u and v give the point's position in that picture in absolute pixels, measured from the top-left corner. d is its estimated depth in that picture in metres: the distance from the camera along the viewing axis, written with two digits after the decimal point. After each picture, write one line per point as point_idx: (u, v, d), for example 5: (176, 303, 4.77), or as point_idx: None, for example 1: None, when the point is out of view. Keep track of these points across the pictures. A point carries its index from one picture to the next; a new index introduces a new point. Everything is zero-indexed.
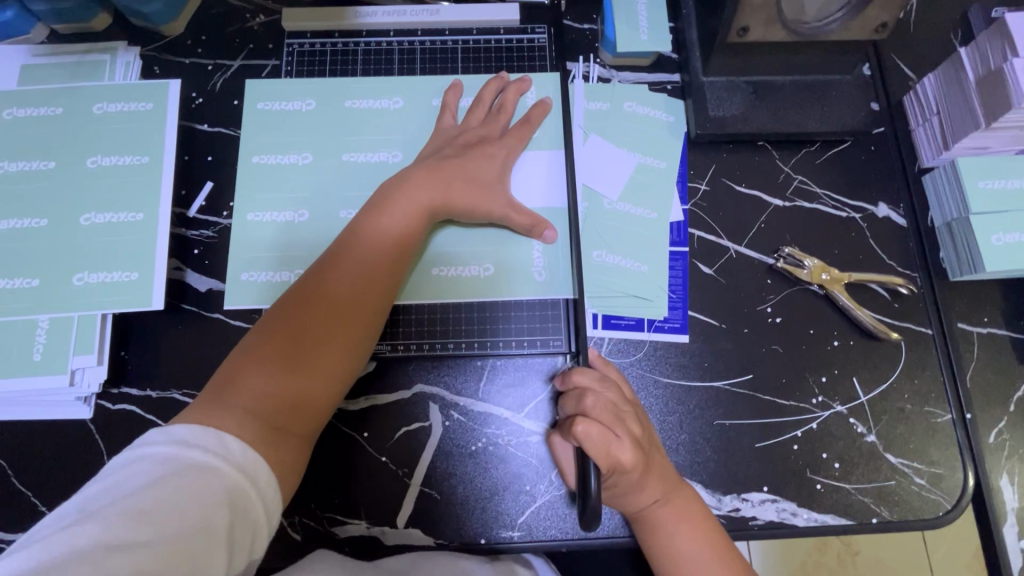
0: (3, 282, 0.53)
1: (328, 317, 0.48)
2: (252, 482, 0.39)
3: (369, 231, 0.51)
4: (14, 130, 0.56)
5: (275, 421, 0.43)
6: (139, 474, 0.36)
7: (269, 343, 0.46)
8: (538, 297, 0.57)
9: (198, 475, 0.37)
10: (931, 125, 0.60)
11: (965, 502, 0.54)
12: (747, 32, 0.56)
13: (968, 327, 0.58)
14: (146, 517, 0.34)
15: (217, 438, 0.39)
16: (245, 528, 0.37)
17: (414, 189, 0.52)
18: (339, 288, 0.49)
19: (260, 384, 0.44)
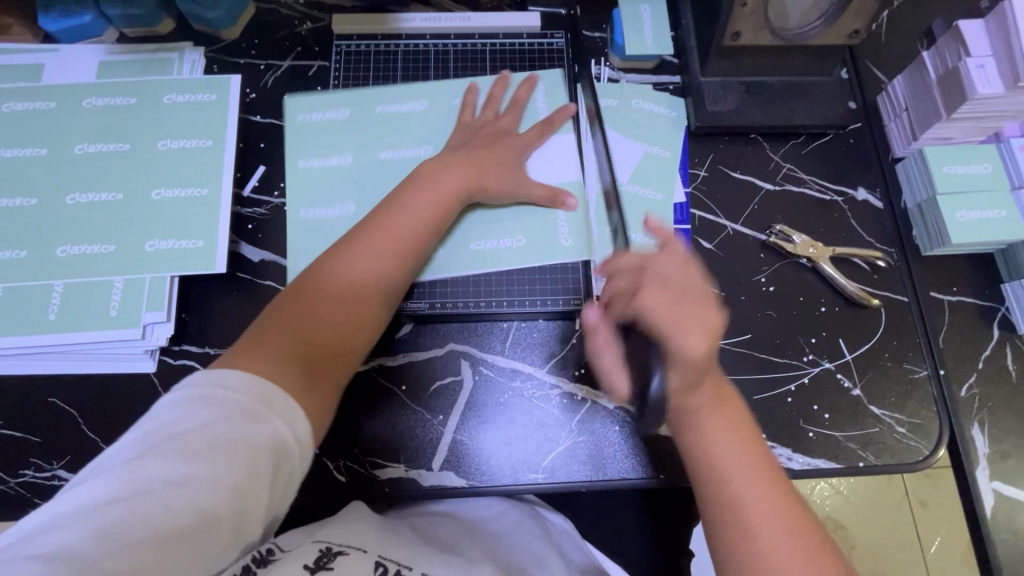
0: (82, 248, 0.59)
1: (358, 287, 0.54)
2: (291, 429, 0.43)
3: (394, 213, 0.57)
4: (94, 116, 0.64)
5: (311, 372, 0.48)
6: (190, 416, 0.40)
7: (304, 305, 0.51)
8: (556, 265, 0.64)
9: (243, 423, 0.41)
10: (901, 120, 0.69)
11: (941, 446, 0.60)
12: (739, 37, 0.64)
13: (940, 296, 0.65)
14: (198, 455, 0.39)
15: (260, 384, 0.44)
16: (285, 472, 0.42)
17: (449, 173, 0.60)
18: (370, 260, 0.54)
19: (297, 341, 0.49)
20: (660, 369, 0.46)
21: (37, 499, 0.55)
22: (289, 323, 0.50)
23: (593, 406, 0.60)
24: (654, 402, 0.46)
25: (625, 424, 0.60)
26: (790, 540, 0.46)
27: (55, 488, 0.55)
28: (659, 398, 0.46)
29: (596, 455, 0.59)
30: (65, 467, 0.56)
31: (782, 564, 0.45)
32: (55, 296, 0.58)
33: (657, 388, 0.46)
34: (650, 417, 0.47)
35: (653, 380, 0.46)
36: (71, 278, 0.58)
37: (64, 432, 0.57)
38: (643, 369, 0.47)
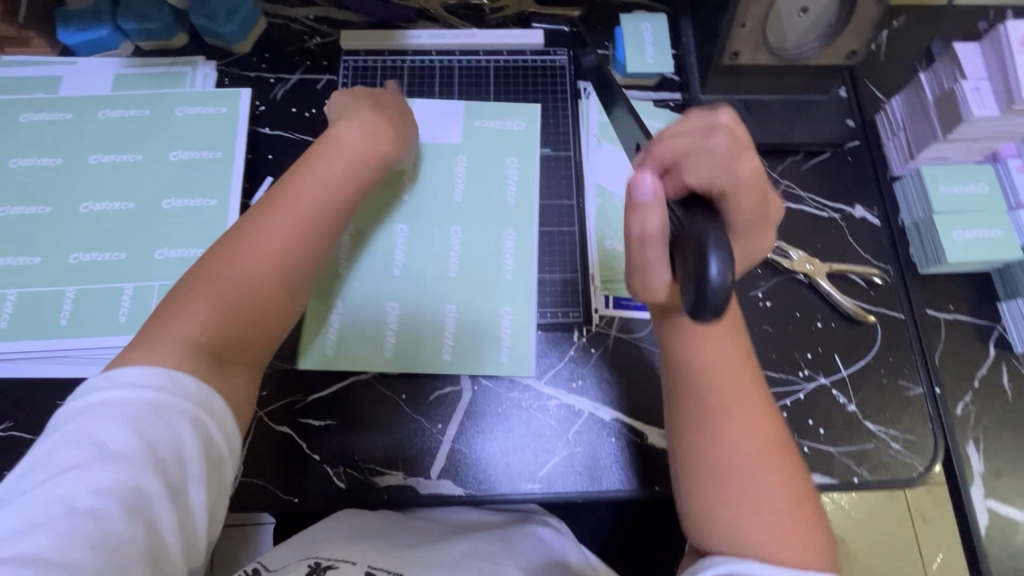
0: (94, 255, 0.61)
1: (269, 260, 0.50)
2: (213, 416, 0.42)
3: (304, 182, 0.54)
4: (108, 128, 0.66)
5: (219, 356, 0.46)
6: (98, 427, 0.39)
7: (212, 283, 0.48)
8: (506, 271, 0.65)
9: (160, 420, 0.40)
10: (898, 139, 0.70)
11: (936, 463, 0.60)
12: (738, 56, 0.66)
13: (936, 313, 0.66)
14: (120, 462, 0.38)
15: (164, 373, 0.41)
16: (217, 457, 0.42)
17: (359, 149, 0.57)
18: (279, 231, 0.51)
19: (203, 322, 0.46)
20: (720, 259, 0.34)
21: None
22: (194, 304, 0.47)
23: (590, 418, 0.61)
24: (711, 293, 0.33)
25: (621, 435, 0.61)
26: (769, 475, 0.46)
27: None
28: (722, 286, 0.33)
29: (591, 466, 0.60)
30: None
31: (761, 517, 0.44)
32: (67, 301, 0.59)
33: (716, 275, 0.33)
34: (704, 315, 0.34)
35: (710, 266, 0.34)
36: (82, 284, 0.60)
37: None
38: (696, 258, 0.35)
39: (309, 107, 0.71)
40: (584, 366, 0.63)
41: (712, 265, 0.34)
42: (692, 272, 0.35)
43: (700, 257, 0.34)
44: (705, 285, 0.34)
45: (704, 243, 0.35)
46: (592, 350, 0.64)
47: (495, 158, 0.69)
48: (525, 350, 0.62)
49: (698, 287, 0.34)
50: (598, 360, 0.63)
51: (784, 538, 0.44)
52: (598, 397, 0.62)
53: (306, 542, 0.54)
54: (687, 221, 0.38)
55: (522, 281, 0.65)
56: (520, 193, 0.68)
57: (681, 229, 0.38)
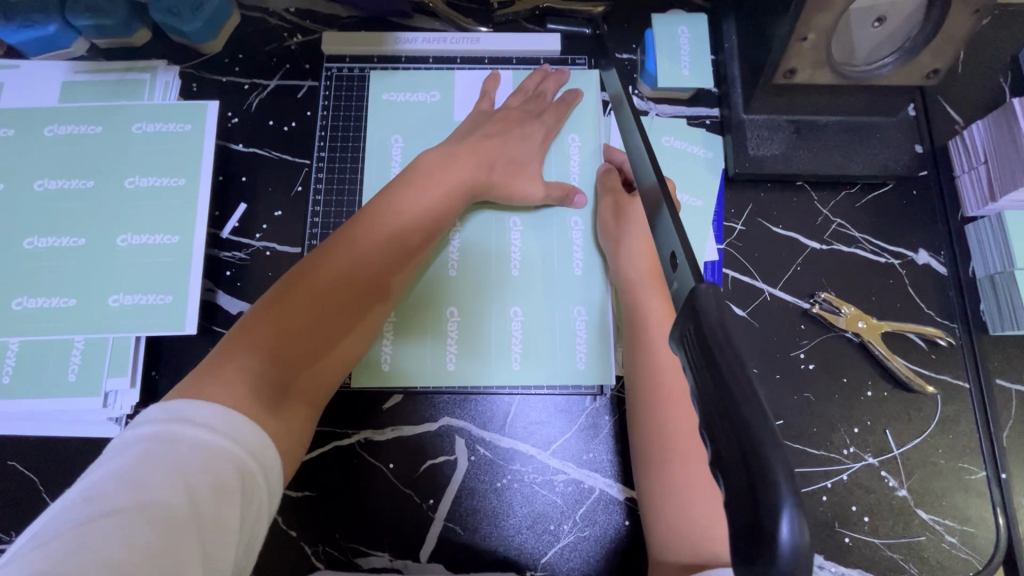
0: (40, 301, 0.53)
1: (348, 286, 0.47)
2: (259, 464, 0.37)
3: (394, 207, 0.51)
4: (56, 148, 0.57)
5: (277, 388, 0.42)
6: (138, 461, 0.34)
7: (286, 306, 0.45)
8: (576, 269, 0.58)
9: (207, 461, 0.34)
10: (977, 173, 0.59)
11: (997, 562, 0.53)
12: (795, 74, 0.54)
13: (1007, 383, 0.57)
14: (154, 508, 0.32)
15: (224, 417, 0.37)
16: (255, 513, 0.36)
17: (450, 169, 0.54)
18: (363, 255, 0.48)
19: (268, 351, 0.43)
20: (794, 519, 0.20)
21: None
22: (260, 332, 0.43)
23: (602, 497, 0.54)
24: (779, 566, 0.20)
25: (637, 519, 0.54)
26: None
27: None
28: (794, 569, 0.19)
29: (601, 551, 0.53)
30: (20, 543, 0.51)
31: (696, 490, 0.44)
32: (11, 354, 0.52)
33: (785, 539, 0.20)
34: None
35: (776, 523, 0.20)
36: (27, 335, 0.53)
37: (18, 504, 0.51)
38: (752, 494, 0.21)
39: (288, 120, 0.62)
40: (597, 437, 0.55)
41: (779, 520, 0.20)
42: (738, 511, 0.21)
43: (757, 499, 0.20)
44: (768, 549, 0.20)
45: (767, 472, 0.20)
46: (607, 418, 0.56)
47: (561, 140, 0.61)
48: (602, 360, 0.56)
49: (748, 546, 0.21)
50: (613, 431, 0.56)
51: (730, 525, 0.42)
52: (611, 473, 0.55)
53: None
54: (731, 405, 0.22)
55: (589, 288, 0.58)
56: (586, 181, 0.60)
57: (716, 405, 0.23)
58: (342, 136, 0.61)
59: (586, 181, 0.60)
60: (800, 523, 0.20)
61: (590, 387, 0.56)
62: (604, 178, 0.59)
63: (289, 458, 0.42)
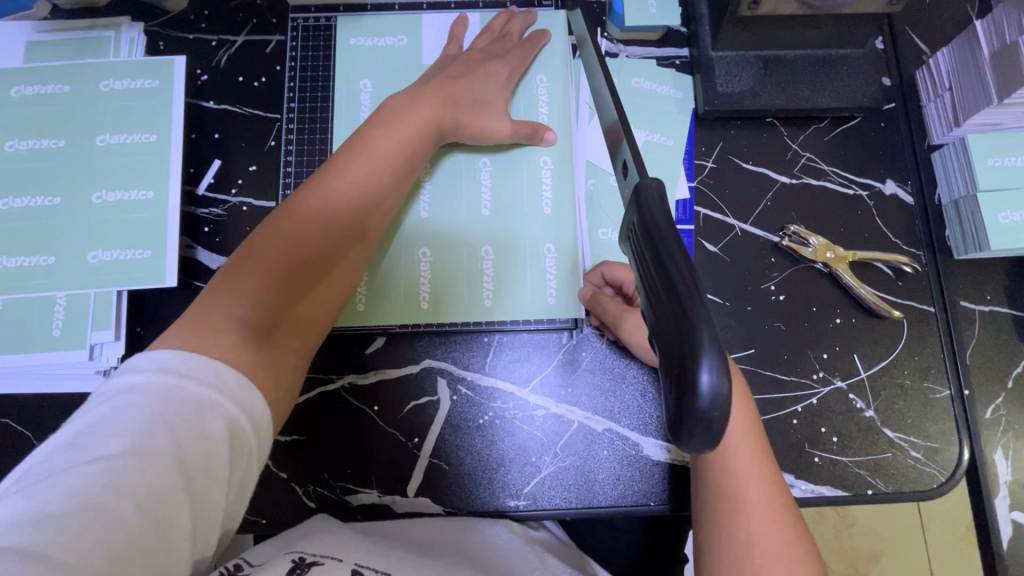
0: (20, 260, 0.54)
1: (323, 235, 0.47)
2: (248, 416, 0.37)
3: (365, 155, 0.50)
4: (24, 108, 0.57)
5: (266, 337, 0.42)
6: (126, 410, 0.34)
7: (264, 257, 0.44)
8: (545, 208, 0.59)
9: (193, 413, 0.35)
10: (942, 100, 0.60)
11: (959, 474, 0.55)
12: (759, 5, 0.55)
13: (971, 305, 0.59)
14: (142, 456, 0.33)
15: (210, 368, 0.37)
16: (244, 462, 0.37)
17: (415, 112, 0.53)
18: (336, 204, 0.48)
19: (251, 302, 0.42)
20: (714, 369, 0.22)
21: None
22: (241, 285, 0.43)
23: (581, 429, 0.56)
24: (700, 410, 0.22)
25: (615, 447, 0.56)
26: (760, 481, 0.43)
27: None
28: (713, 411, 0.22)
29: (583, 480, 0.55)
30: None
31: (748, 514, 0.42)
32: None
33: (708, 386, 0.22)
34: (692, 444, 0.24)
35: (698, 373, 0.22)
36: (9, 294, 0.53)
37: (14, 457, 0.53)
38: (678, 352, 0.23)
39: (258, 75, 0.61)
40: (574, 371, 0.57)
41: (702, 373, 0.23)
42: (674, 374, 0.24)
43: (684, 356, 0.23)
44: (691, 398, 0.23)
45: (692, 333, 0.23)
46: (583, 353, 0.57)
47: (530, 82, 0.61)
48: (573, 296, 0.57)
49: (677, 402, 0.24)
50: (589, 365, 0.57)
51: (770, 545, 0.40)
52: (589, 405, 0.57)
53: (275, 541, 0.47)
54: (673, 290, 0.24)
55: (561, 227, 0.58)
56: (554, 121, 0.61)
57: (659, 286, 0.25)
58: (312, 87, 0.61)
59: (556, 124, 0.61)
60: (722, 372, 0.22)
61: (564, 322, 0.58)
62: (596, 303, 0.55)
63: (281, 403, 0.42)
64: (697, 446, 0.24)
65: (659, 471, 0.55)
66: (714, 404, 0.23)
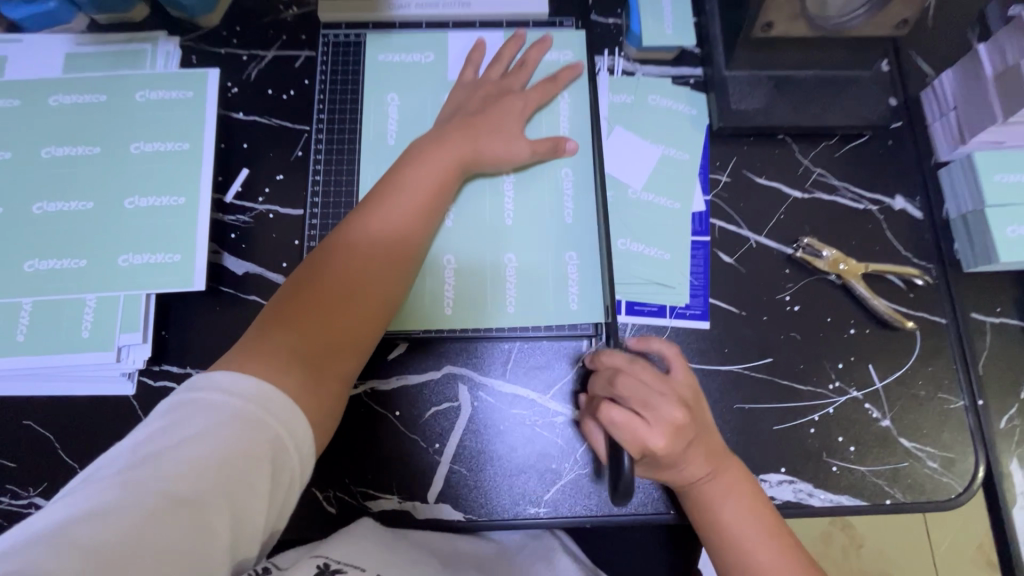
0: (51, 263, 0.55)
1: (361, 264, 0.49)
2: (291, 436, 0.39)
3: (397, 190, 0.53)
4: (60, 116, 0.59)
5: (308, 362, 0.44)
6: (182, 422, 0.37)
7: (306, 288, 0.47)
8: (568, 219, 0.60)
9: (244, 428, 0.37)
10: (948, 119, 0.62)
11: (976, 484, 0.55)
12: (772, 27, 0.57)
13: (981, 318, 0.60)
14: (193, 465, 0.35)
15: (257, 387, 0.39)
16: (284, 482, 0.38)
17: (443, 149, 0.56)
18: (369, 237, 0.50)
19: (294, 329, 0.45)
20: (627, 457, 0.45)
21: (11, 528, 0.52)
22: (287, 313, 0.46)
23: None
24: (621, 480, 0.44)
25: None
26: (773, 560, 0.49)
27: None
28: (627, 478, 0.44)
29: (602, 488, 0.55)
30: (41, 495, 0.53)
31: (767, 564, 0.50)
32: (24, 314, 0.54)
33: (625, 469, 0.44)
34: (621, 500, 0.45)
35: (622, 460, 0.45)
36: (39, 295, 0.54)
37: (37, 457, 0.53)
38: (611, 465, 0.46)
39: (287, 89, 0.64)
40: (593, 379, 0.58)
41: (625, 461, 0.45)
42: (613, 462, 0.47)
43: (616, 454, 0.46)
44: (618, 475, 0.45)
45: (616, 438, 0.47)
46: None
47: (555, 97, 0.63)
48: (593, 303, 0.58)
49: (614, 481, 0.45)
50: None
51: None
52: None
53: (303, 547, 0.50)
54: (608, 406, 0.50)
55: (583, 237, 0.60)
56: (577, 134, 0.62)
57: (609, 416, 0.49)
58: (340, 99, 0.63)
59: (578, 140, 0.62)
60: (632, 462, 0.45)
61: (585, 327, 0.58)
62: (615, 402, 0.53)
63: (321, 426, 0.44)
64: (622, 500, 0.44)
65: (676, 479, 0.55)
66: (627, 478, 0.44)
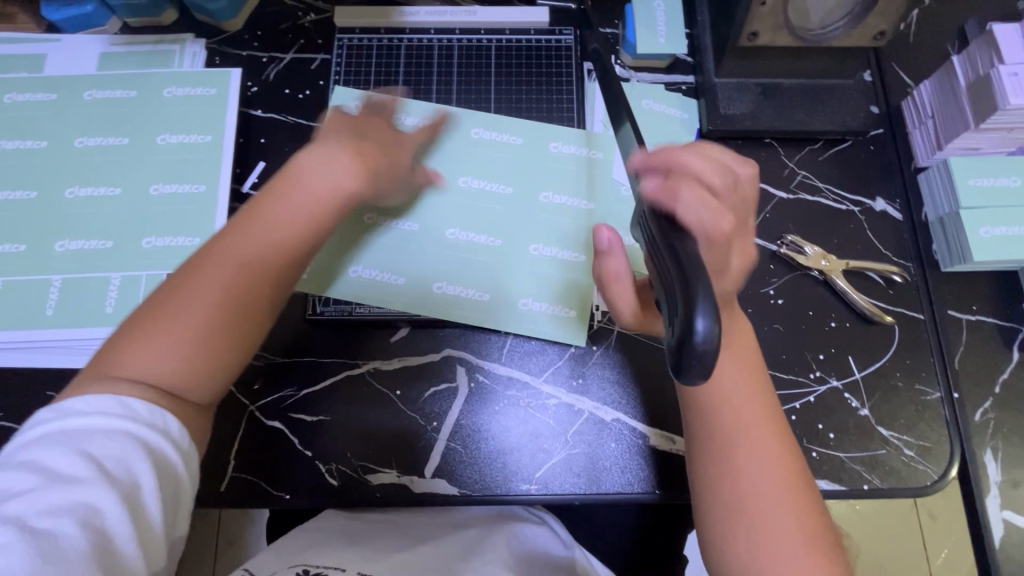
0: (80, 243, 0.59)
1: (238, 276, 0.47)
2: (167, 437, 0.42)
3: (279, 201, 0.51)
4: (94, 109, 0.63)
5: (175, 381, 0.44)
6: (51, 446, 0.38)
7: (186, 302, 0.45)
8: (533, 250, 0.63)
9: (114, 442, 0.39)
10: (926, 127, 0.65)
11: (951, 472, 0.58)
12: (757, 36, 0.61)
13: (958, 314, 0.63)
14: (71, 480, 0.37)
15: (123, 403, 0.41)
16: (169, 478, 0.41)
17: (335, 167, 0.53)
18: (247, 249, 0.48)
19: (164, 350, 0.44)
20: (705, 317, 0.32)
21: None
22: (161, 332, 0.44)
23: (590, 418, 0.59)
24: (696, 350, 0.32)
25: (622, 437, 0.59)
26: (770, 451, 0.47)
27: None
28: (704, 345, 0.31)
29: (591, 468, 0.58)
30: None
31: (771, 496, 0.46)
32: (53, 291, 0.58)
33: (701, 330, 0.31)
34: (689, 376, 0.33)
35: (694, 322, 0.32)
36: (68, 273, 0.58)
37: None
38: (683, 309, 0.33)
39: (304, 88, 0.68)
40: (585, 363, 0.61)
41: (696, 321, 0.32)
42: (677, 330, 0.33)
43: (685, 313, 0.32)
44: (689, 341, 0.32)
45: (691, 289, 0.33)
46: (594, 347, 0.61)
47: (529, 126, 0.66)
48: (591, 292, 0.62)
49: (680, 346, 0.32)
50: (599, 358, 0.61)
51: (783, 514, 0.46)
52: (598, 396, 0.60)
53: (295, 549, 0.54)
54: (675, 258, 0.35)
55: (550, 261, 0.62)
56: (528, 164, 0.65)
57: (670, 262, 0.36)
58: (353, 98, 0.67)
59: (548, 165, 0.65)
60: (711, 323, 0.32)
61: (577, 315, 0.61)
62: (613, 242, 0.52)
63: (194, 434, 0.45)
64: (691, 377, 0.33)
65: (662, 461, 0.58)
66: (706, 344, 0.32)
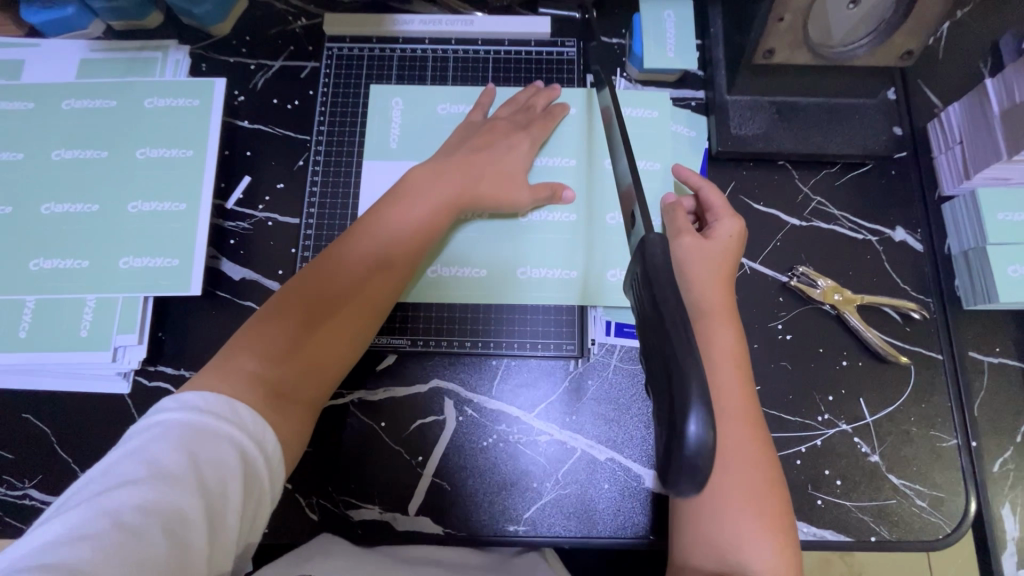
0: (56, 262, 0.57)
1: (346, 286, 0.49)
2: (261, 449, 0.39)
3: (390, 213, 0.53)
4: (73, 120, 0.60)
5: (279, 382, 0.44)
6: (157, 439, 0.36)
7: (292, 304, 0.47)
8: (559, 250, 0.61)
9: (212, 444, 0.37)
10: (953, 153, 0.61)
11: (965, 526, 0.54)
12: (773, 54, 0.57)
13: (979, 356, 0.59)
14: (166, 480, 0.35)
15: (227, 404, 0.39)
16: (256, 492, 0.38)
17: (436, 188, 0.55)
18: (356, 261, 0.50)
19: (270, 354, 0.44)
20: (698, 420, 0.28)
21: (5, 519, 0.54)
22: (268, 335, 0.45)
23: (583, 457, 0.57)
24: (689, 453, 0.29)
25: (616, 478, 0.56)
26: (751, 444, 0.46)
27: (24, 509, 0.54)
28: (697, 455, 0.29)
29: (583, 510, 0.55)
30: (35, 488, 0.54)
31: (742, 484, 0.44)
32: (26, 312, 0.56)
33: (694, 434, 0.28)
34: (680, 482, 0.30)
35: (687, 423, 0.29)
36: (42, 294, 0.56)
37: (34, 450, 0.55)
38: (675, 404, 0.29)
39: (292, 99, 0.65)
40: (580, 398, 0.58)
41: (689, 422, 0.29)
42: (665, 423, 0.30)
43: (676, 411, 0.29)
44: (682, 445, 0.29)
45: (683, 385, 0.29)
46: (589, 381, 0.59)
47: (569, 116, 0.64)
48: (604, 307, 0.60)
49: (671, 446, 0.30)
50: (595, 393, 0.58)
51: (747, 487, 0.44)
52: (593, 434, 0.57)
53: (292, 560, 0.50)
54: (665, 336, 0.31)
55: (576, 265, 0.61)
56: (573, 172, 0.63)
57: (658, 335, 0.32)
58: (341, 111, 0.64)
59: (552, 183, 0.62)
60: (706, 425, 0.29)
61: (571, 350, 0.59)
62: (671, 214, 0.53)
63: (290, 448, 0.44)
64: (682, 487, 0.30)
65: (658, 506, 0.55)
66: (699, 450, 0.29)
